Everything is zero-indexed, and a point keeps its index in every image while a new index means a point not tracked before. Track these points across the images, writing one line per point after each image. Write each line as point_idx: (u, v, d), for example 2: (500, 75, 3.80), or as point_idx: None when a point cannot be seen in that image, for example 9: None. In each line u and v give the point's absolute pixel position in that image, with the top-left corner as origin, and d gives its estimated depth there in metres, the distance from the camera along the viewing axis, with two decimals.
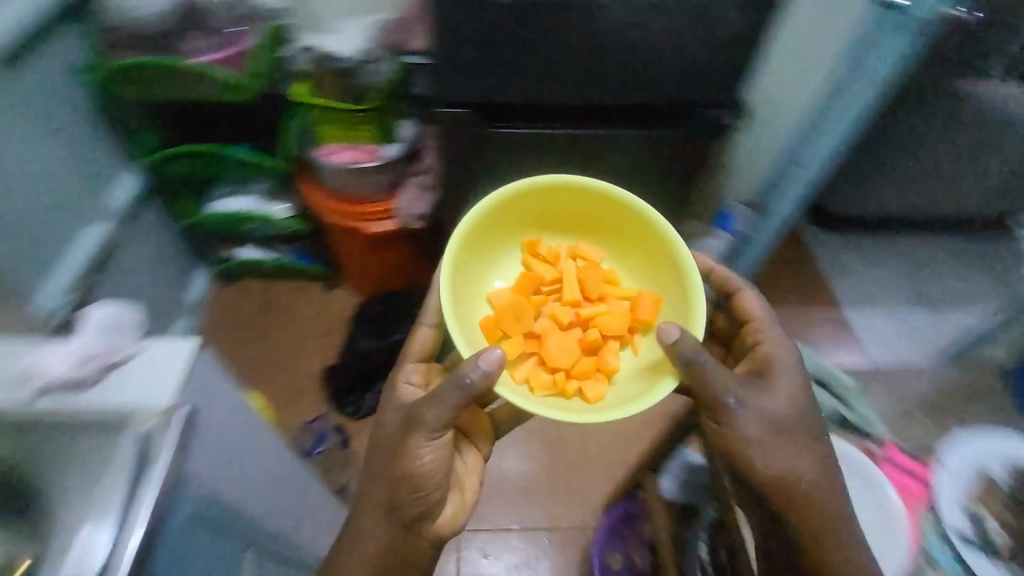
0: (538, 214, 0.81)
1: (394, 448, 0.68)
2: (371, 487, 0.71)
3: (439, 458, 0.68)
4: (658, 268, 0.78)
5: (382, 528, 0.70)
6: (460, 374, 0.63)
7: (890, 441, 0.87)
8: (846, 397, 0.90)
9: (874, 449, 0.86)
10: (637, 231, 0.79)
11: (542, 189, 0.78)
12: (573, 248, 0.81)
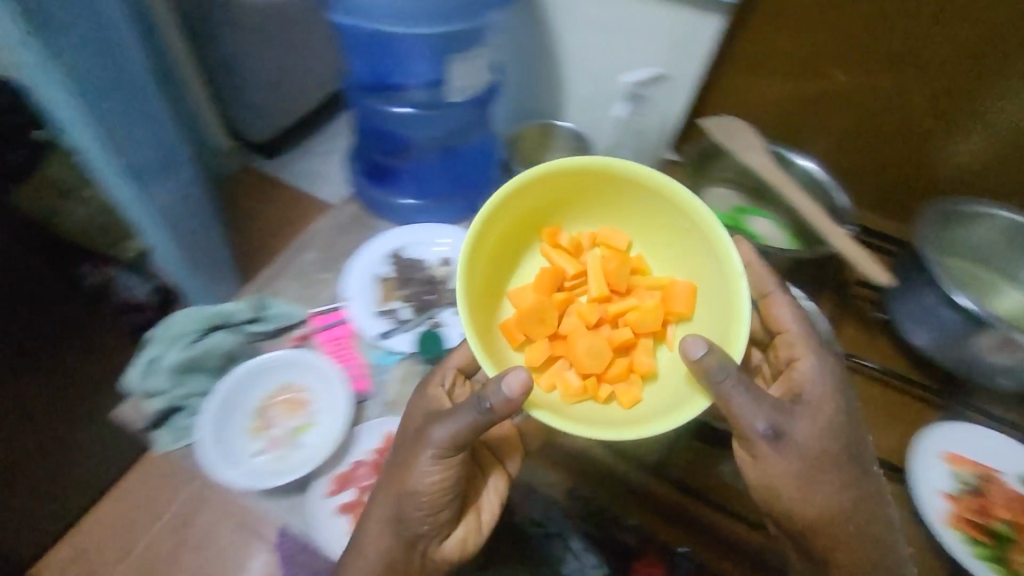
0: (566, 202, 0.59)
1: (407, 454, 0.51)
2: (383, 504, 0.52)
3: (450, 476, 0.50)
4: (681, 260, 0.58)
5: (391, 550, 0.51)
6: (481, 396, 0.46)
7: (312, 316, 0.80)
8: (209, 335, 0.74)
9: (300, 339, 0.79)
10: (666, 224, 0.57)
11: (569, 175, 0.56)
12: (599, 236, 0.60)
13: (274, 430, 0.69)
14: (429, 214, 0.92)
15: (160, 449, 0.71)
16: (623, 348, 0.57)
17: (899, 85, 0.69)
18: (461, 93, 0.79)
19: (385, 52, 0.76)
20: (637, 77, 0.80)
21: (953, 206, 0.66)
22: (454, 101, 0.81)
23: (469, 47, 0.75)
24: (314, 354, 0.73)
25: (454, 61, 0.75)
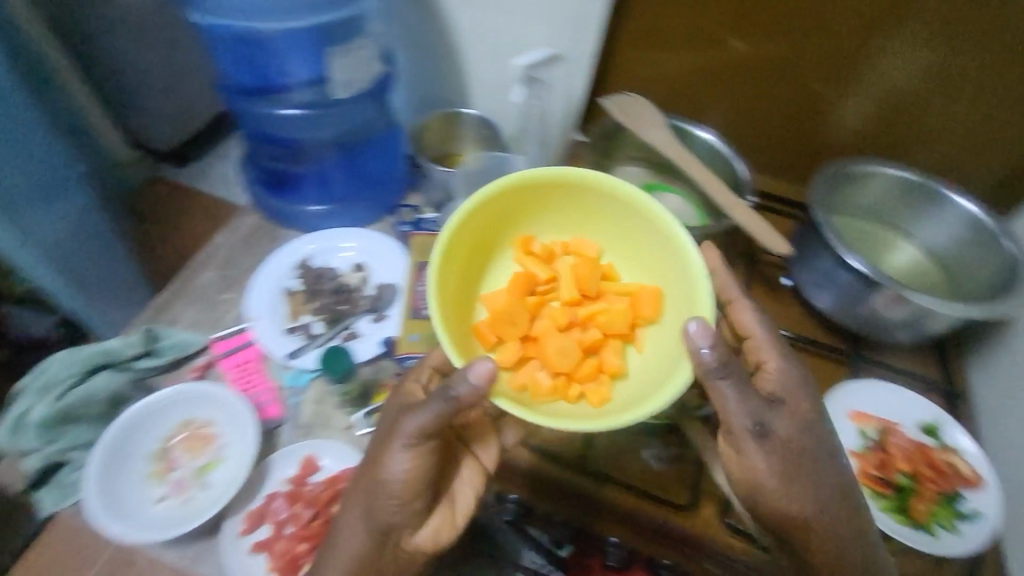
0: (541, 209, 0.57)
1: (381, 445, 0.48)
2: (361, 496, 0.49)
3: (421, 465, 0.47)
4: (654, 262, 0.55)
5: (368, 542, 0.49)
6: (453, 385, 0.44)
7: (210, 343, 0.74)
8: (78, 381, 0.68)
9: (197, 369, 0.73)
10: (640, 234, 0.55)
11: (549, 184, 0.54)
12: (574, 244, 0.57)
13: (176, 473, 0.64)
14: (335, 220, 0.87)
15: (45, 514, 0.63)
16: (596, 352, 0.54)
17: (788, 52, 0.70)
18: (346, 89, 0.74)
19: (256, 50, 0.70)
20: (530, 60, 0.79)
21: (848, 167, 0.68)
22: (341, 98, 0.75)
23: (345, 40, 0.70)
24: (201, 384, 0.67)
25: (330, 55, 0.70)
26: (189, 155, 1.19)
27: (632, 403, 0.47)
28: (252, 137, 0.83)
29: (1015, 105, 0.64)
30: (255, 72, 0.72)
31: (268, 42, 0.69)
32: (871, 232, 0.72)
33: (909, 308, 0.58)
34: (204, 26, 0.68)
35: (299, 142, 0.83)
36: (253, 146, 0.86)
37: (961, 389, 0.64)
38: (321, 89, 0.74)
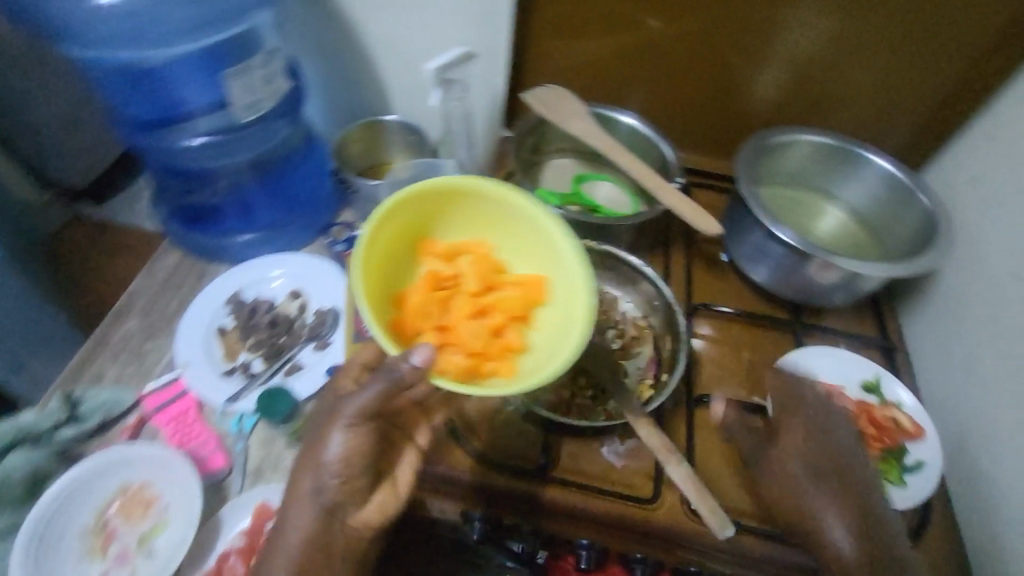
0: (440, 212, 0.58)
1: (321, 428, 0.47)
2: (304, 474, 0.47)
3: (360, 442, 0.46)
4: (541, 250, 0.57)
5: (314, 518, 0.46)
6: (396, 367, 0.45)
7: (141, 397, 0.70)
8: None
9: (129, 427, 0.68)
10: (523, 229, 0.57)
11: (442, 195, 0.56)
12: (468, 244, 0.59)
13: (117, 545, 0.60)
14: (266, 248, 0.83)
15: None
16: (501, 336, 0.55)
17: (701, 29, 0.70)
18: (255, 108, 0.70)
19: (144, 81, 0.65)
20: (442, 61, 0.76)
21: (769, 138, 0.68)
22: (249, 121, 0.71)
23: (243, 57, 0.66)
24: (138, 445, 0.62)
25: (228, 77, 0.64)
26: (105, 194, 1.16)
27: (538, 374, 0.49)
28: (159, 174, 0.78)
29: (912, 64, 0.66)
30: (147, 104, 0.66)
31: (158, 70, 0.64)
32: (798, 198, 0.73)
33: (839, 271, 0.59)
34: (82, 61, 0.63)
35: (212, 173, 0.78)
36: (163, 183, 0.80)
37: (895, 341, 0.66)
38: (226, 114, 0.68)
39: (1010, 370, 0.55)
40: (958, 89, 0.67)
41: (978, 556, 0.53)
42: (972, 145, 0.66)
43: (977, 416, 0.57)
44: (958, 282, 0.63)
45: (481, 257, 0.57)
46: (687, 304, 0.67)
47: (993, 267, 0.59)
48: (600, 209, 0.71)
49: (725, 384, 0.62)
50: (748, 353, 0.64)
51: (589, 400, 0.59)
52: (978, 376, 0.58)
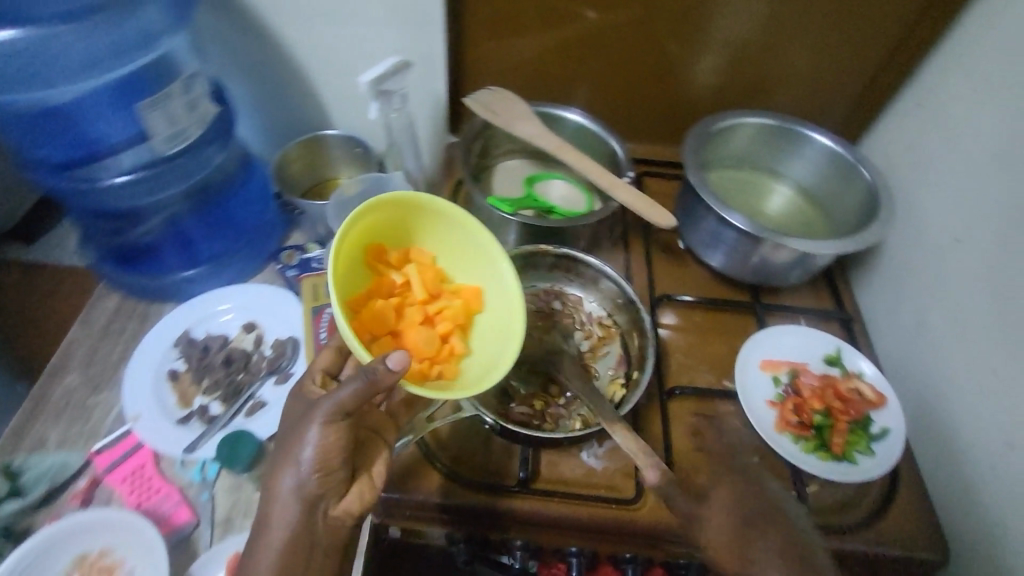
0: (393, 220, 0.54)
1: (294, 433, 0.47)
2: (280, 473, 0.46)
3: (338, 439, 0.46)
4: (481, 263, 0.56)
5: (296, 512, 0.45)
6: (371, 365, 0.44)
7: (91, 455, 0.66)
8: None
9: (81, 490, 0.64)
10: (466, 242, 0.56)
11: (394, 203, 0.53)
12: (408, 252, 0.56)
13: None
14: (212, 282, 0.79)
15: None
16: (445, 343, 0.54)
17: (639, 18, 0.69)
18: (176, 141, 0.65)
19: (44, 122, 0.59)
20: (376, 73, 0.71)
21: (713, 123, 0.69)
22: (172, 153, 0.66)
23: (156, 87, 0.62)
24: (96, 510, 0.58)
25: (141, 108, 0.60)
26: (32, 237, 1.11)
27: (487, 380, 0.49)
28: (81, 217, 0.72)
29: (841, 40, 0.68)
30: (52, 148, 0.60)
31: (60, 108, 0.58)
32: (747, 180, 0.74)
33: (791, 251, 0.60)
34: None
35: (139, 210, 0.73)
36: (87, 226, 0.74)
37: (851, 311, 0.68)
38: (146, 149, 0.64)
39: (959, 330, 0.57)
40: (886, 62, 0.69)
41: (948, 514, 0.55)
42: (904, 115, 0.68)
43: (933, 377, 0.59)
44: (902, 249, 0.65)
45: (427, 266, 0.55)
46: (651, 297, 0.66)
47: (933, 233, 0.61)
48: (555, 210, 0.70)
49: (695, 373, 0.62)
50: (715, 338, 0.65)
51: (562, 408, 0.58)
52: (930, 338, 0.60)
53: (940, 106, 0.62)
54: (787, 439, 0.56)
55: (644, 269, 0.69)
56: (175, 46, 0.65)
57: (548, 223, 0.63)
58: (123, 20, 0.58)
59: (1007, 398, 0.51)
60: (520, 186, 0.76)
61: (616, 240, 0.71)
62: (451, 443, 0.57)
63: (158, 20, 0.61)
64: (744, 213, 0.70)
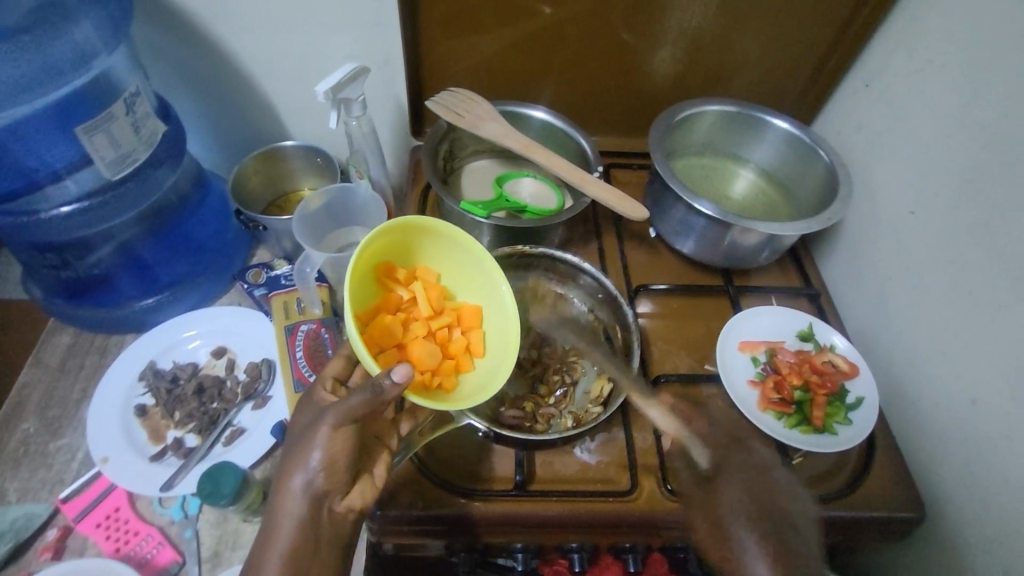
0: (408, 239, 0.55)
1: (302, 439, 0.46)
2: (288, 473, 0.46)
3: (344, 444, 0.46)
4: (480, 284, 0.56)
5: (303, 510, 0.45)
6: (377, 379, 0.44)
7: (62, 503, 0.62)
8: None
9: (51, 541, 0.60)
10: (469, 265, 0.56)
11: (408, 225, 0.53)
12: (415, 270, 0.56)
13: None
14: (175, 308, 0.74)
15: None
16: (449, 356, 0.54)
17: (596, 11, 0.69)
18: (123, 163, 0.61)
19: None
20: (333, 81, 0.65)
21: (677, 113, 0.70)
22: (121, 175, 0.62)
23: (97, 109, 0.57)
24: (87, 559, 0.58)
25: (78, 134, 0.56)
26: None
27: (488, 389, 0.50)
28: (24, 251, 0.68)
29: (793, 26, 0.70)
30: None
31: None
32: (711, 166, 0.76)
33: (759, 235, 0.62)
34: None
35: (90, 239, 0.69)
36: (31, 259, 0.70)
37: (818, 287, 0.71)
38: (90, 175, 0.61)
39: (919, 298, 0.60)
40: (834, 44, 0.71)
41: (921, 473, 0.58)
42: (854, 95, 0.71)
43: (898, 344, 0.62)
44: (861, 224, 0.68)
45: (433, 284, 0.55)
46: (628, 288, 0.67)
47: (889, 207, 0.64)
48: (528, 208, 0.69)
49: (677, 360, 0.63)
50: (693, 323, 0.66)
51: (553, 407, 0.59)
52: (893, 308, 0.63)
53: (887, 84, 0.65)
54: (770, 417, 0.58)
55: (619, 261, 0.70)
56: (115, 63, 0.60)
57: (523, 223, 0.63)
58: (50, 38, 0.55)
59: (968, 359, 0.54)
60: (490, 186, 0.75)
61: (589, 235, 0.72)
62: (444, 453, 0.56)
63: (89, 38, 0.57)
64: (711, 200, 0.72)
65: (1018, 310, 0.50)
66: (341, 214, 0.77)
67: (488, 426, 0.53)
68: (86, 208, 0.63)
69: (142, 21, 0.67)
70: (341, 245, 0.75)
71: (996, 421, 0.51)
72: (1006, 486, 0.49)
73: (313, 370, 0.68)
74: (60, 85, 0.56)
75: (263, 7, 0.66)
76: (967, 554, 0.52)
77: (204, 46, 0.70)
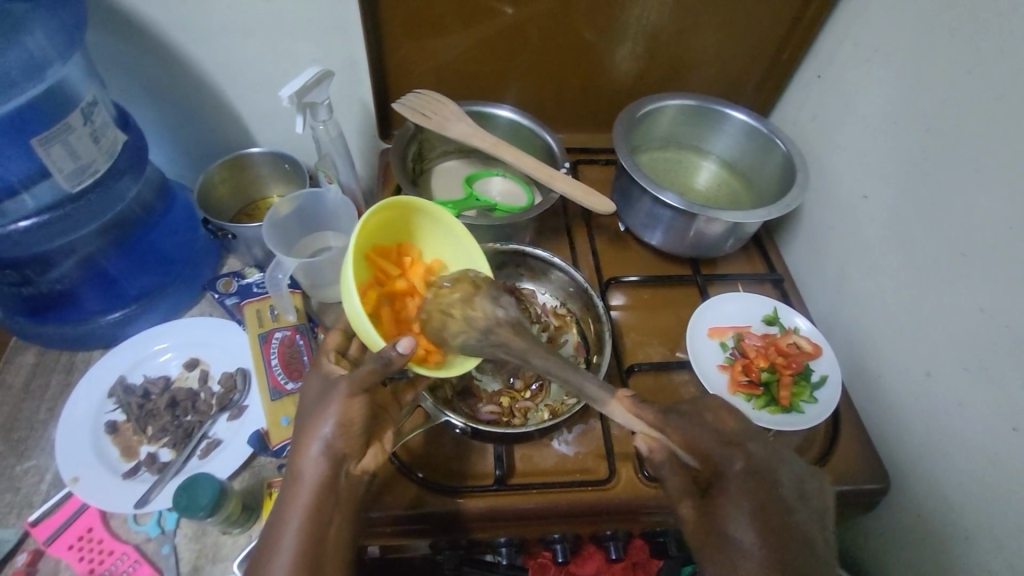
0: (392, 218, 0.55)
1: (315, 408, 0.47)
2: (300, 445, 0.46)
3: (359, 411, 0.47)
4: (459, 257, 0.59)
5: (322, 473, 0.45)
6: (382, 350, 0.46)
7: (31, 525, 0.60)
8: None
9: (20, 567, 0.58)
10: (449, 240, 0.59)
11: (399, 202, 0.54)
12: (395, 247, 0.57)
13: None
14: (145, 321, 0.73)
15: None
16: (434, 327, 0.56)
17: (557, 10, 0.70)
18: (83, 174, 0.60)
19: None
20: (296, 85, 0.63)
21: (640, 108, 0.71)
22: (80, 187, 0.61)
23: (53, 120, 0.56)
24: None
25: (34, 146, 0.55)
26: None
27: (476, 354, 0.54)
28: None
29: (747, 21, 0.72)
30: None
31: None
32: (675, 159, 0.78)
33: (723, 224, 0.64)
34: None
35: (49, 255, 0.67)
36: None
37: (781, 272, 0.73)
38: (48, 189, 0.60)
39: (876, 279, 0.63)
40: (786, 37, 0.74)
41: (885, 447, 0.60)
42: (806, 86, 0.74)
43: (858, 323, 0.65)
44: (819, 211, 0.71)
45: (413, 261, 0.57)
46: (599, 281, 0.68)
47: (844, 192, 0.67)
48: (499, 206, 0.70)
49: (649, 349, 0.65)
50: (662, 313, 0.68)
51: (529, 401, 0.60)
52: (852, 290, 0.66)
53: (837, 75, 0.68)
54: (739, 400, 0.60)
55: (589, 255, 0.71)
56: (70, 72, 0.59)
57: (493, 221, 0.64)
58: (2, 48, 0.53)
59: (923, 334, 0.57)
60: (459, 186, 0.76)
61: (559, 230, 0.73)
62: (425, 452, 0.56)
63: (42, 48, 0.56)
64: (676, 191, 0.74)
65: (965, 285, 0.52)
66: (309, 220, 0.76)
67: (466, 422, 0.53)
68: (45, 223, 0.62)
69: (97, 29, 0.66)
70: (313, 250, 0.75)
71: (950, 392, 0.53)
72: (963, 453, 0.52)
73: (289, 378, 0.67)
74: (12, 95, 0.55)
75: (222, 13, 0.65)
76: (932, 521, 0.54)
77: (162, 54, 0.69)
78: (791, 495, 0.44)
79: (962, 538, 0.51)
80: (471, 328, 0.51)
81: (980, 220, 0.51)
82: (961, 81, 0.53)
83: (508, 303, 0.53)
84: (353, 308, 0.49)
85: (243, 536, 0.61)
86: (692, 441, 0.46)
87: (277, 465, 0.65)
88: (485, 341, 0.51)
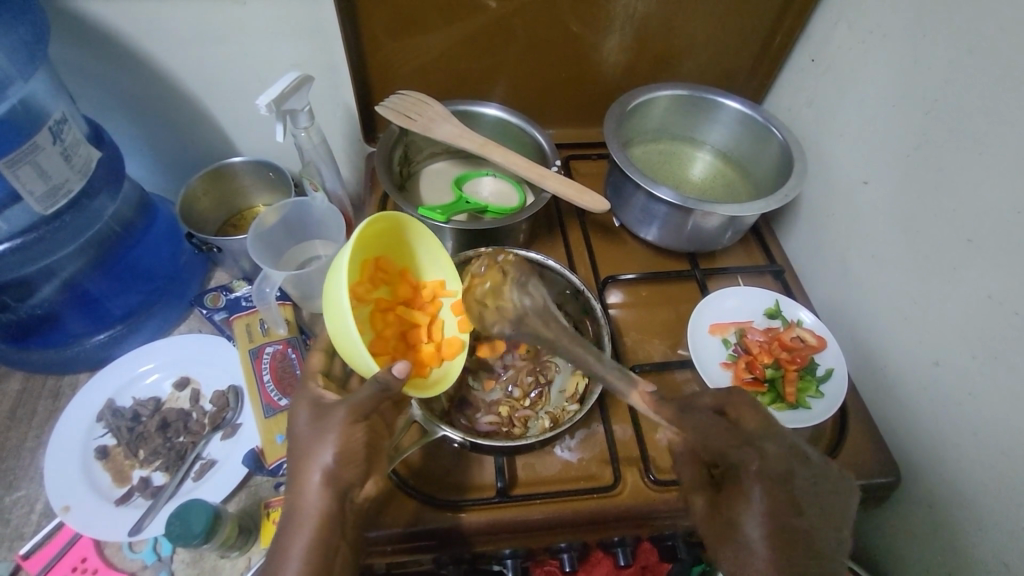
0: (375, 233, 0.53)
1: (309, 438, 0.45)
2: (300, 475, 0.44)
3: (360, 437, 0.45)
4: (433, 268, 0.58)
5: (326, 503, 0.44)
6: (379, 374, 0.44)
7: (21, 559, 0.59)
8: None
9: None
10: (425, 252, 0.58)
11: (384, 217, 0.52)
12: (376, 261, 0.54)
13: None
14: (131, 342, 0.71)
15: None
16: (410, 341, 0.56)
17: (542, 3, 0.67)
18: (55, 196, 0.58)
19: None
20: (275, 92, 0.61)
21: (630, 101, 0.69)
22: (57, 209, 0.60)
23: (19, 140, 0.53)
24: None
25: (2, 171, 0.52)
26: None
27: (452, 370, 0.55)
28: None
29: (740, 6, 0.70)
30: None
31: None
32: (667, 152, 0.76)
33: (720, 217, 0.62)
34: None
35: (28, 277, 0.65)
36: None
37: (781, 263, 0.72)
38: (21, 212, 0.58)
39: (878, 266, 0.61)
40: (777, 21, 0.72)
41: (894, 438, 0.59)
42: (800, 71, 0.72)
43: (862, 312, 0.64)
44: (817, 199, 0.69)
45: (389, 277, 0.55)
46: (597, 281, 0.66)
47: (843, 179, 0.65)
48: (489, 209, 0.68)
49: (650, 348, 0.63)
50: (663, 311, 0.66)
51: (529, 410, 0.59)
52: (855, 278, 0.64)
53: (832, 59, 0.66)
54: None
55: (585, 254, 0.70)
56: (35, 89, 0.56)
57: (484, 224, 0.62)
58: None
59: (930, 323, 0.55)
60: (449, 189, 0.74)
61: (553, 231, 0.72)
62: (425, 467, 0.55)
63: None
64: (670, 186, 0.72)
65: (972, 270, 0.51)
66: (296, 227, 0.74)
67: (465, 437, 0.51)
68: (21, 245, 0.60)
69: (66, 43, 0.63)
70: (300, 262, 0.73)
71: (961, 381, 0.52)
72: (974, 443, 0.51)
73: (282, 394, 0.65)
74: None
75: (193, 19, 0.63)
76: (944, 512, 0.53)
77: (136, 64, 0.66)
78: (800, 495, 0.42)
79: (976, 528, 0.50)
80: (503, 318, 0.54)
81: (984, 206, 0.50)
82: (958, 61, 0.51)
83: (533, 289, 0.56)
84: (349, 341, 0.47)
85: (242, 559, 0.60)
86: (702, 444, 0.45)
87: (273, 483, 0.63)
88: (519, 329, 0.53)
